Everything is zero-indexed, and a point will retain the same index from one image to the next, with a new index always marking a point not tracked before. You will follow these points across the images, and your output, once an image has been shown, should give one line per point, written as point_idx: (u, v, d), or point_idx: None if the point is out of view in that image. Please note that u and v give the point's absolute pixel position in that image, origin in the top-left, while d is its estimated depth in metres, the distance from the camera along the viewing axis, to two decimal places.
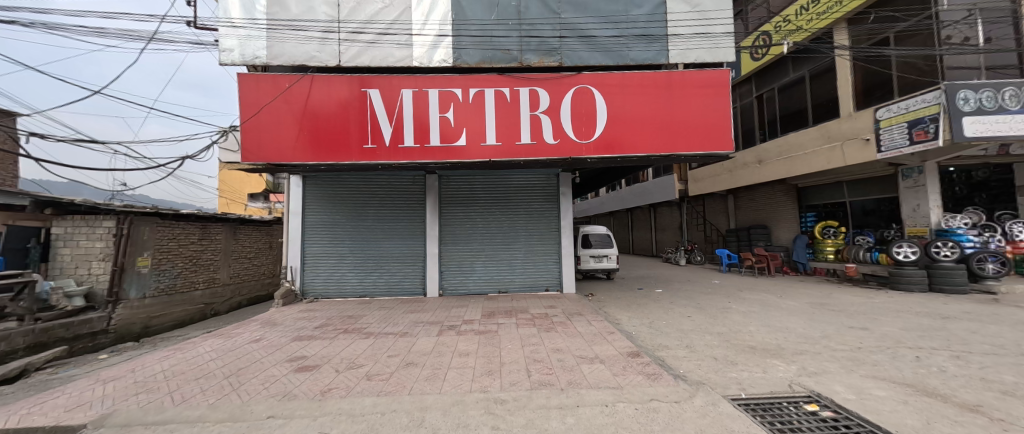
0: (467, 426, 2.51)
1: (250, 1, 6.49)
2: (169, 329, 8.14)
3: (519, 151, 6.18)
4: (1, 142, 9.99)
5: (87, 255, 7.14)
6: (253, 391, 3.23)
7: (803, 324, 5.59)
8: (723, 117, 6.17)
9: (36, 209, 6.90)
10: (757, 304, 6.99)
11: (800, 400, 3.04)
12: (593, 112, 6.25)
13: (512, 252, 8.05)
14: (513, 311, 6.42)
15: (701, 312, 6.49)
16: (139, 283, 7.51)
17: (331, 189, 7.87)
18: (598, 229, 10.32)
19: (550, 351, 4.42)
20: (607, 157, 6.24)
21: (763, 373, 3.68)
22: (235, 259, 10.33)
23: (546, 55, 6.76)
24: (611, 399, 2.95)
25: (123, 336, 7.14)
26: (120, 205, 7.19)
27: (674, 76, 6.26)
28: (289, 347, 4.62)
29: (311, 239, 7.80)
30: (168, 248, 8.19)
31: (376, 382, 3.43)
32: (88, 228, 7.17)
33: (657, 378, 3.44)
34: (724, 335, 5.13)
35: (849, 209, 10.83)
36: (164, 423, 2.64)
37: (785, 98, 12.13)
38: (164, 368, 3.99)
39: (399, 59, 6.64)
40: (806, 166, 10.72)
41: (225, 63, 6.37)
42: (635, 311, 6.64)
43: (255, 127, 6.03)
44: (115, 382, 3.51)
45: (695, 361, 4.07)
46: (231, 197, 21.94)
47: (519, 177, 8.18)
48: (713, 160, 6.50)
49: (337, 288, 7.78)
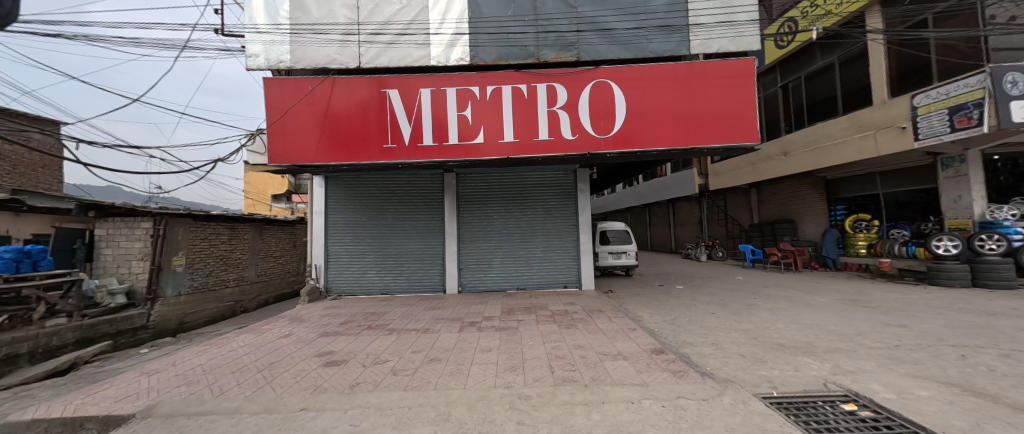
0: (493, 421, 2.52)
1: (274, 7, 6.67)
2: (202, 324, 8.50)
3: (537, 147, 6.15)
4: (48, 150, 10.63)
5: (127, 254, 7.54)
6: (286, 384, 3.34)
7: (836, 321, 5.37)
8: (747, 108, 5.98)
9: (81, 212, 7.29)
10: (786, 301, 6.78)
11: (835, 399, 2.93)
12: (611, 106, 6.16)
13: (530, 249, 8.04)
14: (532, 308, 6.40)
15: (726, 309, 6.32)
16: (175, 281, 7.86)
17: (352, 189, 8.03)
18: (616, 225, 10.20)
19: (572, 347, 4.39)
20: (625, 152, 6.14)
21: (795, 371, 3.56)
22: (262, 258, 10.69)
23: (563, 50, 6.69)
24: (637, 396, 2.92)
25: (160, 332, 7.50)
26: (156, 207, 7.55)
27: (695, 67, 6.09)
28: (317, 343, 4.76)
29: (334, 239, 8.00)
30: (201, 248, 8.56)
31: (402, 377, 3.50)
32: (127, 229, 7.56)
33: (683, 376, 3.37)
34: (750, 332, 4.99)
35: (882, 201, 10.35)
36: (206, 414, 2.77)
37: (812, 87, 11.69)
38: (203, 361, 4.18)
39: (417, 59, 6.70)
40: (836, 157, 10.28)
41: (251, 68, 6.58)
42: (657, 308, 6.53)
43: (280, 130, 6.22)
44: (158, 375, 3.70)
45: (721, 359, 3.98)
46: (256, 198, 22.80)
47: (537, 175, 8.16)
48: (737, 153, 6.31)
49: (359, 286, 7.95)
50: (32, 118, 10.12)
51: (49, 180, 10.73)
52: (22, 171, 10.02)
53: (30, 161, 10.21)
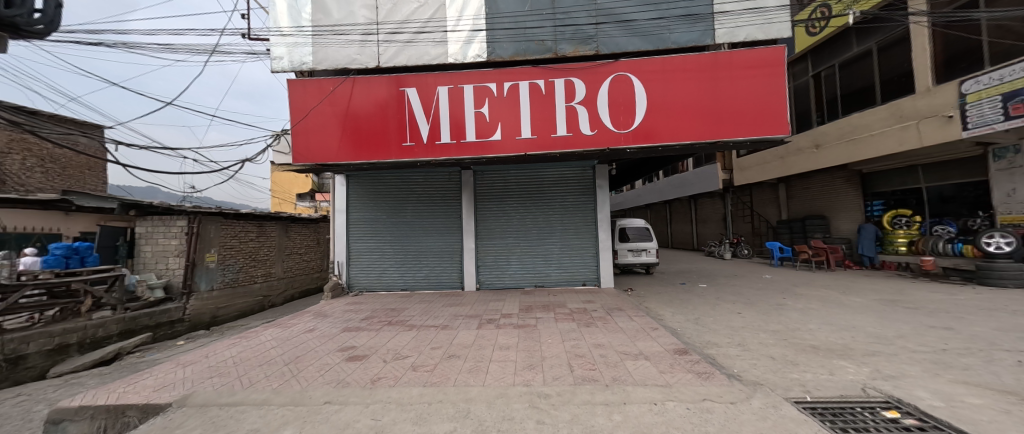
0: (512, 419, 2.51)
1: (297, 10, 6.85)
2: (233, 318, 8.89)
3: (554, 143, 6.08)
4: (92, 153, 11.33)
5: (165, 251, 7.93)
6: (310, 378, 3.43)
7: (874, 322, 5.07)
8: (776, 99, 5.70)
9: (124, 211, 7.71)
10: (818, 301, 6.45)
11: (876, 406, 2.75)
12: (631, 100, 6.00)
13: (547, 247, 7.98)
14: (550, 306, 6.36)
15: (752, 308, 6.07)
16: (208, 276, 8.24)
17: (373, 187, 8.18)
18: (636, 222, 9.98)
19: (592, 346, 4.33)
20: (645, 147, 5.98)
21: (830, 375, 3.38)
22: (288, 255, 11.06)
23: (581, 44, 6.57)
24: (660, 397, 2.83)
25: (195, 325, 7.90)
26: (191, 206, 7.94)
27: (720, 57, 5.86)
28: (340, 338, 4.88)
29: (355, 236, 8.18)
30: (232, 246, 8.94)
31: (421, 373, 3.53)
32: (164, 227, 7.96)
33: (709, 377, 3.25)
34: (780, 333, 4.78)
35: (924, 195, 9.70)
36: (236, 404, 2.87)
37: (847, 75, 11.09)
38: (234, 354, 4.35)
39: (435, 56, 6.72)
40: (874, 149, 9.71)
41: (276, 70, 6.78)
42: (679, 307, 6.35)
43: (303, 130, 6.38)
44: (192, 366, 3.88)
45: (750, 360, 3.82)
46: (281, 197, 23.65)
47: (555, 171, 8.09)
48: (765, 146, 6.04)
49: (379, 282, 8.10)
50: (78, 123, 10.81)
51: (95, 181, 11.44)
52: (70, 173, 10.72)
53: (77, 163, 10.90)
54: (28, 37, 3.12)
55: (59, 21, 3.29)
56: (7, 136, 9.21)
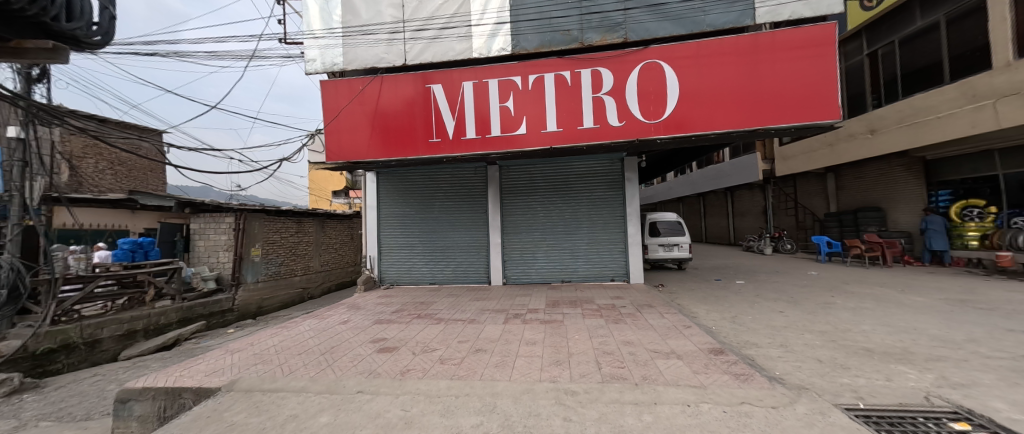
0: (538, 415, 2.49)
1: (328, 12, 7.10)
2: (277, 308, 9.49)
3: (580, 136, 5.95)
4: (152, 155, 12.38)
5: (216, 246, 8.54)
6: (344, 368, 3.59)
7: (938, 324, 4.60)
8: (825, 81, 5.25)
9: (180, 208, 8.34)
10: (874, 300, 5.92)
11: (942, 417, 2.48)
12: (662, 89, 5.74)
13: (574, 241, 7.86)
14: (578, 301, 6.28)
15: (796, 307, 5.68)
16: (253, 269, 8.83)
17: (402, 183, 8.38)
18: (668, 216, 9.64)
19: (620, 343, 4.22)
20: (677, 137, 5.72)
21: (887, 381, 3.09)
22: (324, 249, 11.62)
23: (608, 32, 6.35)
24: (693, 398, 2.72)
25: (243, 314, 8.51)
26: (237, 204, 8.49)
27: (762, 37, 5.45)
28: (372, 330, 5.06)
29: (386, 231, 8.45)
30: (274, 240, 9.49)
31: (448, 366, 3.60)
32: (215, 223, 8.57)
33: (748, 380, 3.08)
34: (828, 334, 4.45)
35: (1001, 183, 8.66)
36: (278, 391, 3.06)
37: (908, 53, 10.06)
38: (275, 343, 4.63)
39: (460, 52, 6.74)
40: (940, 132, 8.75)
41: (310, 72, 7.08)
42: (714, 304, 6.07)
43: (336, 129, 6.64)
44: (239, 353, 4.18)
45: (793, 363, 3.58)
46: (319, 194, 24.99)
47: (582, 164, 7.93)
48: (812, 133, 5.59)
49: (409, 277, 8.33)
50: (139, 128, 11.81)
51: (156, 182, 12.51)
52: (135, 175, 11.78)
53: (140, 165, 11.96)
54: (84, 48, 3.00)
55: (112, 29, 3.05)
56: (82, 142, 10.28)
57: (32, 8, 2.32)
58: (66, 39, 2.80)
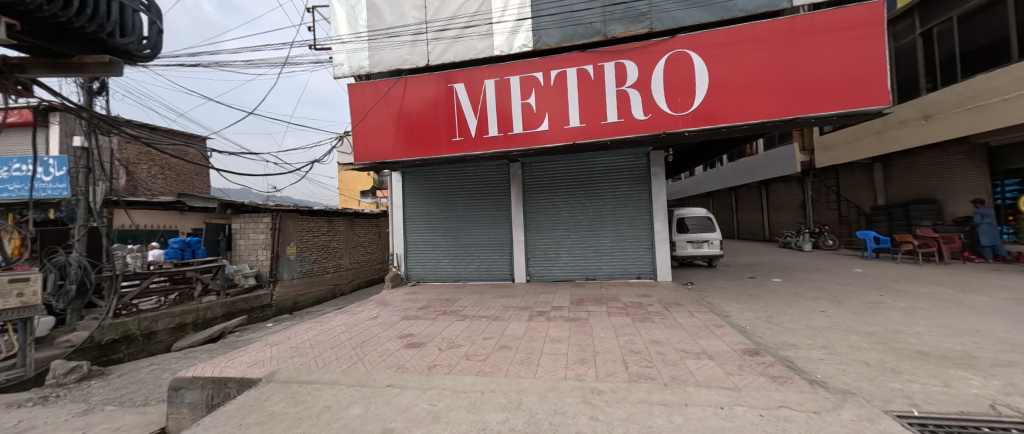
0: (564, 413, 2.47)
1: (355, 17, 7.31)
2: (311, 304, 9.94)
3: (604, 131, 5.84)
4: (197, 160, 13.24)
5: (255, 244, 8.99)
6: (374, 362, 3.70)
7: (1006, 327, 4.18)
8: (871, 64, 4.89)
9: (222, 209, 8.85)
10: (930, 300, 5.47)
11: (1011, 428, 2.25)
12: (690, 80, 5.53)
13: (598, 238, 7.75)
14: (603, 299, 6.19)
15: (840, 307, 5.34)
16: (289, 267, 9.26)
17: (426, 182, 8.54)
18: (696, 211, 9.30)
19: (648, 342, 4.12)
20: (706, 129, 5.50)
21: (945, 387, 2.85)
22: (354, 247, 12.05)
23: (633, 23, 6.18)
24: (727, 401, 2.61)
25: (281, 309, 8.98)
26: (273, 206, 8.92)
27: (800, 21, 5.13)
28: (399, 325, 5.20)
29: (411, 230, 8.65)
30: (307, 239, 9.93)
31: (474, 362, 3.63)
32: (253, 223, 9.03)
33: (786, 382, 2.93)
34: (876, 336, 4.16)
35: None
36: (313, 382, 3.20)
37: (968, 29, 9.18)
38: (310, 337, 4.86)
39: (481, 50, 6.77)
40: (1004, 116, 7.96)
41: (338, 76, 7.35)
42: (748, 303, 5.81)
43: (363, 130, 6.86)
44: (277, 346, 4.41)
45: (837, 365, 3.37)
46: (349, 194, 25.98)
47: (606, 160, 7.78)
48: (856, 120, 5.23)
49: (434, 274, 8.49)
50: (185, 135, 12.64)
51: (201, 185, 13.39)
52: (183, 179, 12.65)
53: (187, 170, 12.83)
54: (136, 61, 3.23)
55: (161, 39, 3.28)
56: (137, 150, 11.15)
57: (90, 25, 2.54)
58: (118, 51, 2.97)
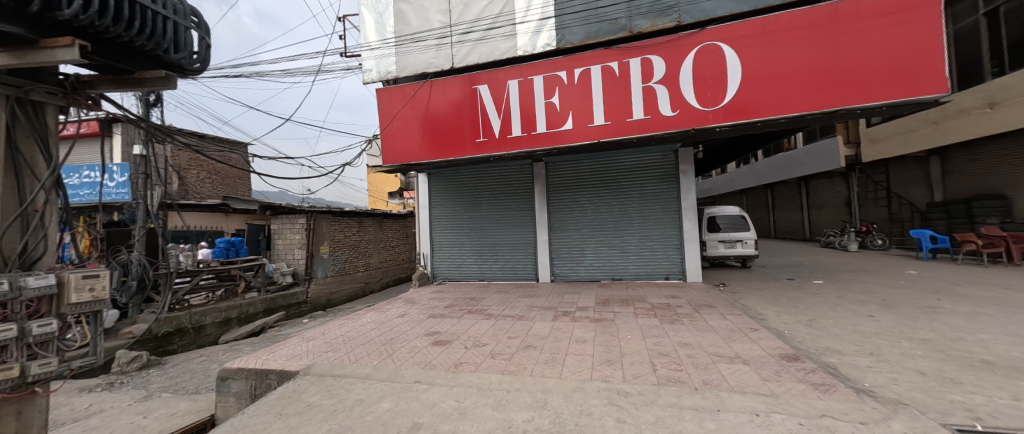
0: (590, 415, 2.46)
1: (382, 23, 7.55)
2: (343, 301, 10.39)
3: (629, 128, 5.72)
4: (240, 165, 14.12)
5: (291, 244, 9.44)
6: (402, 358, 3.82)
7: None
8: (923, 50, 4.53)
9: (262, 211, 9.34)
10: (996, 304, 4.98)
11: None
12: (721, 73, 5.31)
13: (624, 238, 7.60)
14: (629, 300, 6.08)
15: (890, 311, 4.96)
16: (322, 265, 9.69)
17: (451, 183, 8.68)
18: (729, 210, 8.92)
19: (677, 345, 4.01)
20: (739, 124, 5.27)
21: (1015, 401, 2.59)
22: (383, 246, 12.44)
23: (659, 17, 6.02)
24: (762, 407, 2.50)
25: (315, 306, 9.45)
26: (308, 207, 9.35)
27: (843, 6, 4.81)
28: (426, 323, 5.32)
29: (437, 230, 8.83)
30: (339, 239, 10.34)
31: (499, 361, 3.67)
32: (290, 224, 9.48)
33: (829, 390, 2.76)
34: (932, 343, 3.83)
35: None
36: (347, 376, 3.35)
37: None
38: (343, 333, 5.07)
39: (504, 51, 6.81)
40: None
41: (367, 81, 7.62)
42: (785, 306, 5.52)
43: (391, 133, 7.07)
44: (312, 341, 4.63)
45: (887, 374, 3.14)
46: (377, 195, 26.84)
47: (633, 158, 7.61)
48: (908, 110, 4.84)
49: (459, 273, 8.62)
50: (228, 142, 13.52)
51: (243, 188, 14.27)
52: (228, 182, 13.55)
53: (232, 174, 13.72)
54: (188, 75, 3.44)
55: (209, 53, 3.47)
56: (187, 156, 12.05)
57: (148, 43, 2.75)
58: (172, 66, 3.16)
